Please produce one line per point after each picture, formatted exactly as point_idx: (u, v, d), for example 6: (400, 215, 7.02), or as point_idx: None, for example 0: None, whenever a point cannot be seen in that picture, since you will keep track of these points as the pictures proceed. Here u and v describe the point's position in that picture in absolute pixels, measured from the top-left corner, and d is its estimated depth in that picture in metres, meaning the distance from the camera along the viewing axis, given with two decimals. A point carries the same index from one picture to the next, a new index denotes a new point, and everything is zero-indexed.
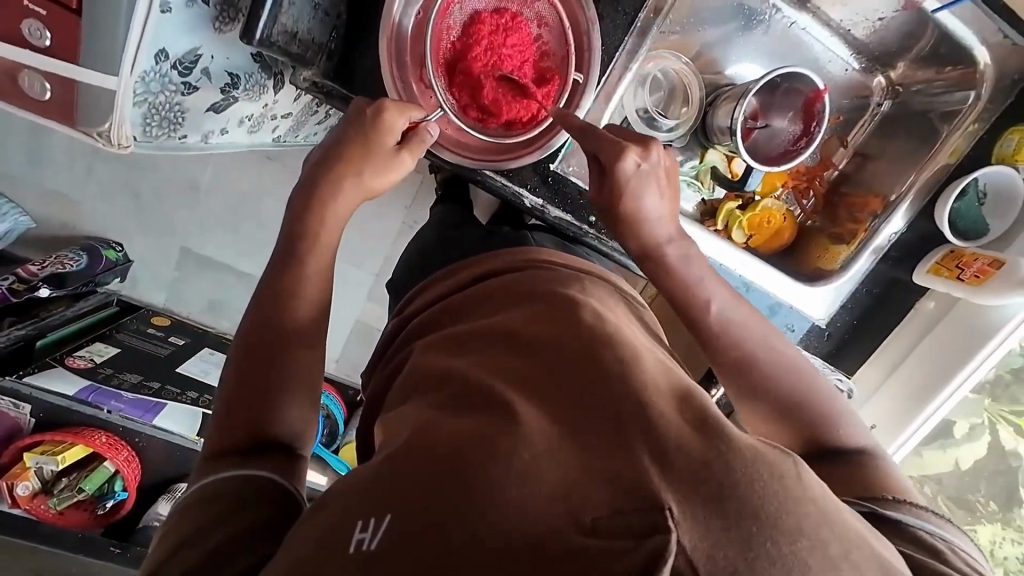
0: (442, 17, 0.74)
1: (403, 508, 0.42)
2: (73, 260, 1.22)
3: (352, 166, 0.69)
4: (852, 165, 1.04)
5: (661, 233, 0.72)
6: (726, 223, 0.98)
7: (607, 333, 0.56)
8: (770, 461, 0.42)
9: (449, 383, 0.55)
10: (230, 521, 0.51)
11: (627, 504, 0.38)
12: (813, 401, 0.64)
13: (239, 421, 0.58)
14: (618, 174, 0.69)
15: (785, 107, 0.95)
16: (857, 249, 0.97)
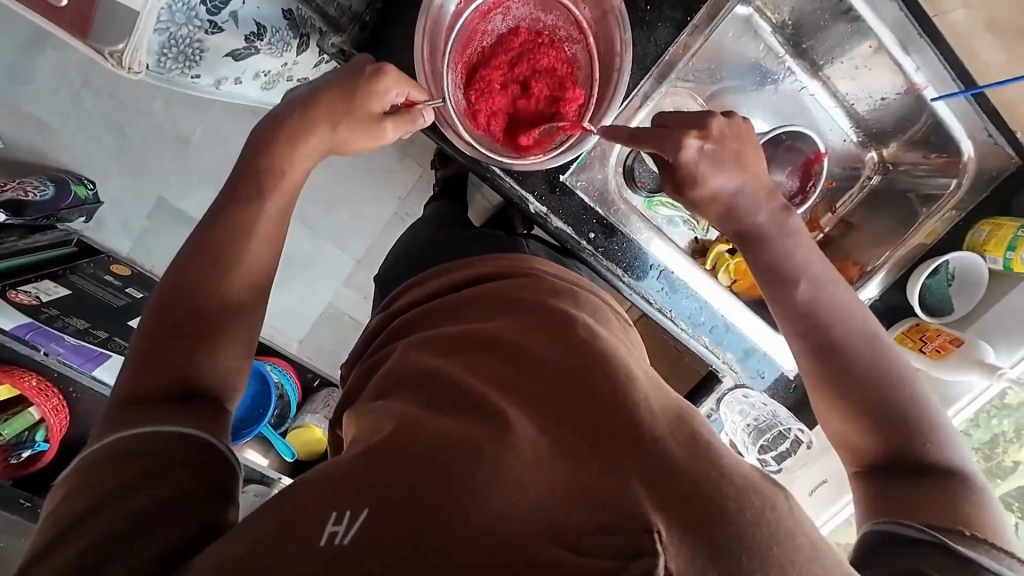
0: (482, 22, 0.76)
1: (379, 505, 0.40)
2: (37, 189, 1.13)
3: (334, 114, 0.67)
4: (837, 231, 1.08)
5: (760, 210, 0.73)
6: (714, 264, 0.99)
7: (600, 349, 0.56)
8: (760, 493, 0.43)
9: (432, 378, 0.54)
10: (156, 483, 0.47)
11: (616, 523, 0.37)
12: (909, 410, 0.61)
13: (166, 369, 0.54)
14: (683, 161, 0.71)
15: (786, 162, 1.00)
16: None
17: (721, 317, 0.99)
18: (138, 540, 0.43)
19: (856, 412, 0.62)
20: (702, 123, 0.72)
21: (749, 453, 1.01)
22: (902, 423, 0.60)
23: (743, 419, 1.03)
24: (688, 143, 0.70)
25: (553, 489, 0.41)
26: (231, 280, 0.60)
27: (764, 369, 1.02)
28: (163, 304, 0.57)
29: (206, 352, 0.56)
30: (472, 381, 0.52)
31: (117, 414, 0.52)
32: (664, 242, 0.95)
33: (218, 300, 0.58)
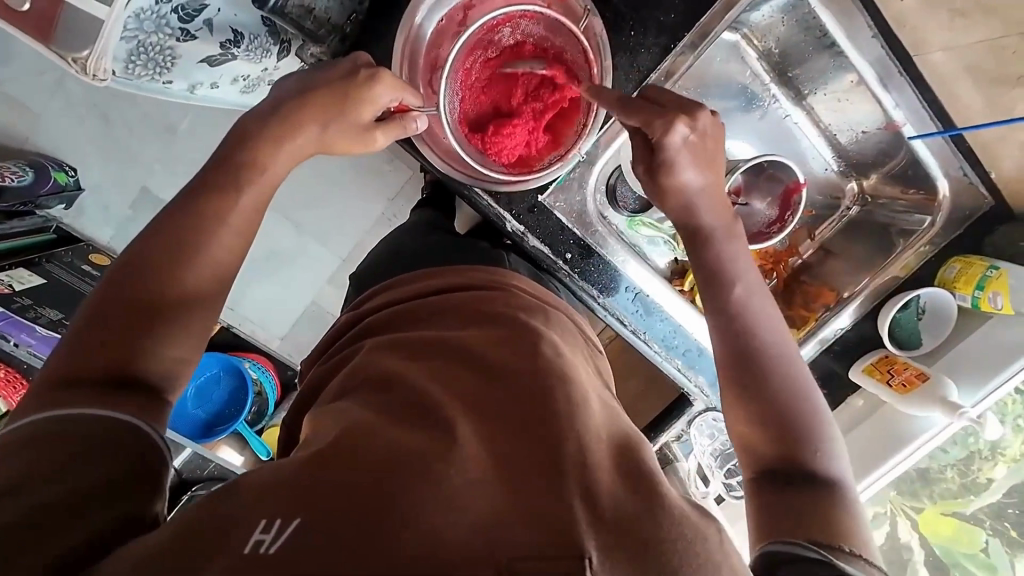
0: (490, 31, 0.73)
1: (317, 510, 0.40)
2: (16, 175, 1.10)
3: (322, 113, 0.65)
4: (816, 257, 1.11)
5: (705, 211, 0.71)
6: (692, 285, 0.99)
7: (562, 369, 0.56)
8: (692, 525, 0.45)
9: (389, 386, 0.53)
10: (80, 472, 0.46)
11: (551, 555, 0.39)
12: (794, 412, 0.61)
13: (100, 351, 0.52)
14: (664, 147, 0.68)
15: (764, 191, 1.01)
16: (807, 336, 1.04)
17: (695, 342, 0.99)
18: (50, 536, 0.43)
19: (760, 416, 0.62)
20: (689, 110, 0.68)
21: (715, 477, 1.03)
22: (796, 426, 0.61)
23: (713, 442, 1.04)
24: (675, 130, 0.67)
25: (493, 509, 0.41)
26: (183, 273, 0.56)
27: None
28: (124, 291, 0.54)
29: (151, 338, 0.53)
30: (428, 389, 0.52)
31: (42, 393, 0.49)
32: (640, 264, 0.95)
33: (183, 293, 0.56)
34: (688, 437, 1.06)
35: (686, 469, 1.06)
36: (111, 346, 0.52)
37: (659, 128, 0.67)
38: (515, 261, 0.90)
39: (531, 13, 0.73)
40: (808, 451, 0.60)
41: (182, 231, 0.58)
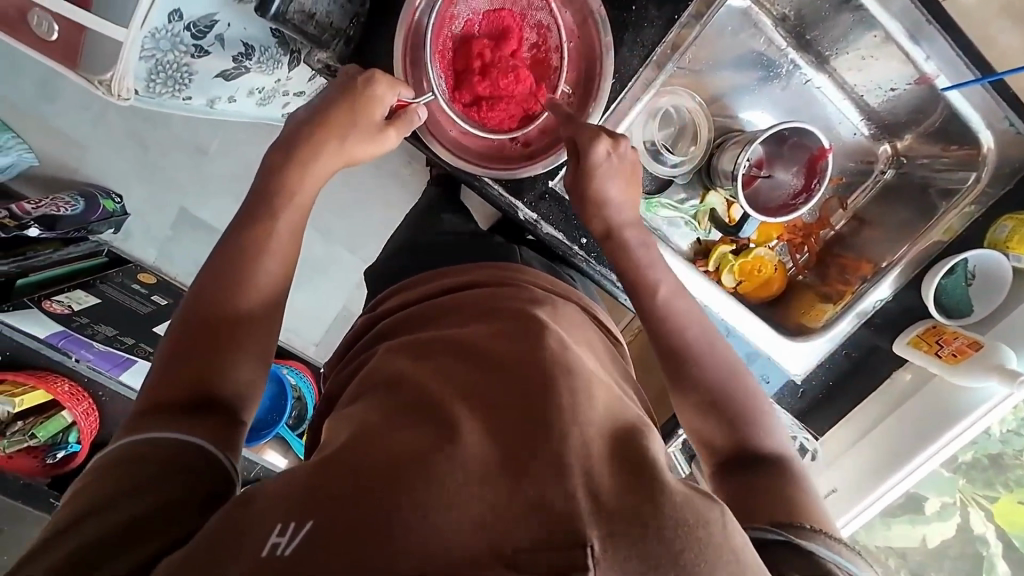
0: (448, 7, 0.73)
1: (324, 514, 0.41)
2: (69, 204, 1.20)
3: (339, 122, 0.69)
4: (850, 228, 1.05)
5: (621, 216, 0.74)
6: (717, 266, 1.03)
7: (565, 358, 0.55)
8: (696, 510, 0.43)
9: (400, 385, 0.55)
10: (156, 490, 0.49)
11: (547, 540, 0.39)
12: (741, 406, 0.64)
13: (181, 376, 0.56)
14: (588, 161, 0.71)
15: (790, 160, 0.97)
16: (842, 310, 0.98)
17: (723, 320, 0.97)
18: (131, 545, 0.45)
19: (708, 412, 0.65)
20: (613, 134, 0.72)
21: None
22: (741, 417, 0.64)
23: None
24: (597, 146, 0.70)
25: (499, 505, 0.41)
26: (240, 299, 0.61)
27: (770, 373, 0.99)
28: (199, 325, 0.59)
29: (223, 365, 0.58)
30: (434, 386, 0.52)
31: (133, 420, 0.54)
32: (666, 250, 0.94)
33: (247, 322, 0.60)
34: None
35: None
36: (189, 372, 0.57)
37: (582, 141, 0.71)
38: (527, 257, 0.89)
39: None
40: (751, 433, 0.63)
41: (230, 252, 0.63)
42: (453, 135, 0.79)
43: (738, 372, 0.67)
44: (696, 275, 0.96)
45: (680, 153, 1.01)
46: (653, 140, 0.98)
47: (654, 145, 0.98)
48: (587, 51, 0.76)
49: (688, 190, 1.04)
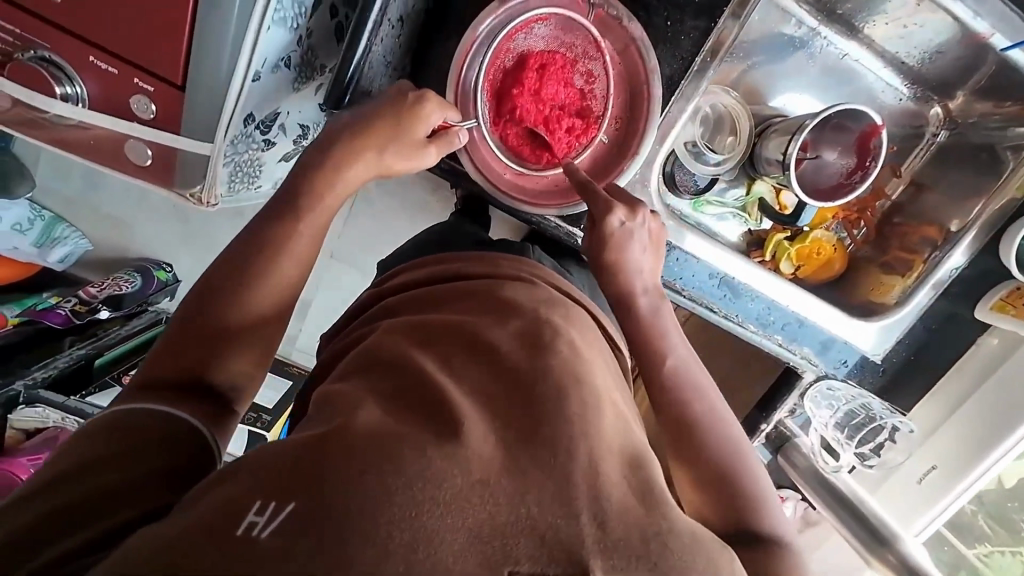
0: (506, 41, 0.72)
1: (306, 489, 0.38)
2: (127, 282, 1.23)
3: (382, 138, 0.65)
4: (907, 195, 1.02)
5: (637, 284, 0.68)
6: (774, 254, 1.03)
7: (580, 367, 0.50)
8: (705, 550, 0.42)
9: (408, 369, 0.48)
10: (126, 468, 0.46)
11: (549, 564, 0.37)
12: (734, 479, 0.60)
13: (180, 357, 0.56)
14: (605, 227, 0.66)
15: (836, 141, 0.96)
16: (915, 284, 0.97)
17: (791, 313, 0.95)
18: (84, 524, 0.42)
19: (704, 483, 0.61)
20: (631, 205, 0.68)
21: (845, 450, 0.99)
22: (736, 493, 0.60)
23: (847, 405, 0.99)
24: (609, 221, 0.66)
25: (496, 516, 0.38)
26: (248, 299, 0.58)
27: (847, 356, 0.97)
28: (191, 320, 0.57)
29: (218, 355, 0.57)
30: (440, 379, 0.47)
31: (126, 394, 0.53)
32: (714, 247, 0.91)
33: (242, 327, 0.58)
34: (803, 410, 1.01)
35: (808, 444, 1.00)
36: (189, 357, 0.56)
37: (597, 214, 0.67)
38: (541, 255, 0.81)
39: (541, 14, 0.73)
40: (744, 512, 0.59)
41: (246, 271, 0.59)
42: (506, 177, 0.77)
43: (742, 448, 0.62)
44: (750, 266, 0.93)
45: (719, 149, 1.00)
46: (694, 140, 0.97)
47: (694, 145, 0.97)
48: (630, 80, 0.76)
49: (732, 183, 1.03)
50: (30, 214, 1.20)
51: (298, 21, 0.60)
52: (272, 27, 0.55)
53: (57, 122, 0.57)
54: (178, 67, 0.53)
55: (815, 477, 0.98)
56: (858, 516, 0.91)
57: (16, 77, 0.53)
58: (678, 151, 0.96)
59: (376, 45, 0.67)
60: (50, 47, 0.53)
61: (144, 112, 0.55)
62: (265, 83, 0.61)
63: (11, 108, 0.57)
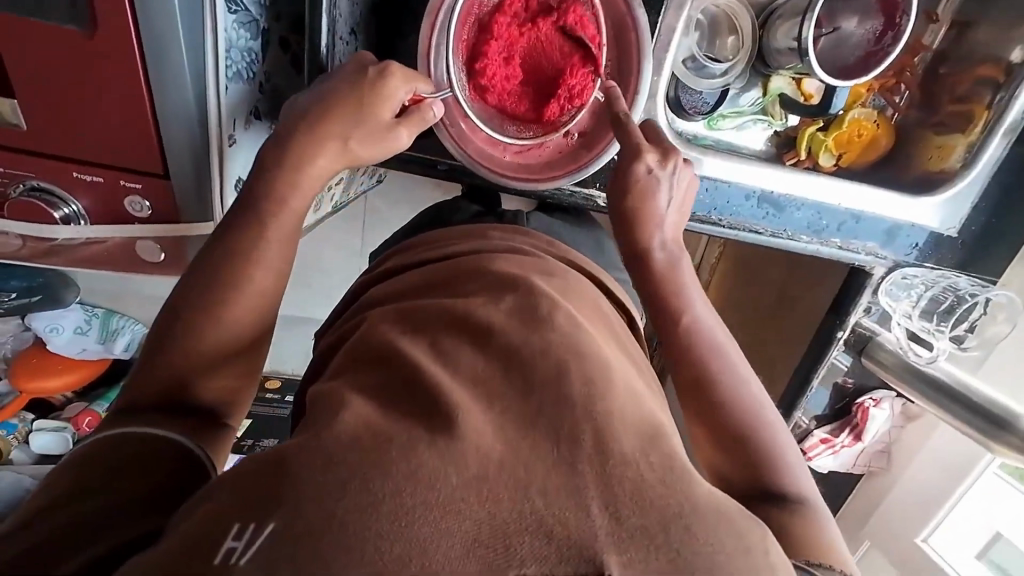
0: None
1: (292, 493, 0.31)
2: None
3: (347, 121, 0.57)
4: (950, 39, 0.91)
5: (654, 237, 0.61)
6: (810, 150, 0.93)
7: (586, 344, 0.41)
8: (734, 525, 0.34)
9: (392, 365, 0.40)
10: (107, 496, 0.41)
11: (560, 564, 0.30)
12: (755, 438, 0.53)
13: (160, 371, 0.49)
14: (628, 175, 0.60)
15: (852, 8, 0.85)
16: (983, 136, 0.86)
17: (845, 210, 0.87)
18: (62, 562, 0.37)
19: (722, 442, 0.53)
20: (663, 149, 0.62)
21: (941, 338, 0.92)
22: (754, 452, 0.52)
23: (929, 291, 0.92)
24: (636, 167, 0.60)
25: (495, 516, 0.31)
26: (229, 309, 0.51)
27: (916, 239, 0.89)
28: (162, 340, 0.50)
29: (202, 370, 0.50)
30: (434, 373, 0.38)
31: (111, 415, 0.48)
32: (742, 164, 0.85)
33: (226, 346, 0.51)
34: (879, 306, 0.94)
35: (894, 339, 0.93)
36: (167, 370, 0.49)
37: (623, 159, 0.61)
38: (538, 223, 0.75)
39: None
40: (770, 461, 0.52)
41: (221, 291, 0.51)
42: (507, 159, 0.72)
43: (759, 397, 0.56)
44: (779, 172, 0.85)
45: (723, 55, 0.91)
46: (692, 55, 0.89)
47: (695, 60, 0.89)
48: (610, 16, 0.69)
49: (745, 87, 0.93)
50: (85, 316, 1.25)
51: (252, 70, 0.57)
52: (229, 85, 0.53)
53: (69, 245, 0.58)
54: (154, 156, 0.52)
55: (904, 370, 0.91)
56: (955, 396, 0.86)
57: (18, 216, 0.54)
58: (679, 72, 0.88)
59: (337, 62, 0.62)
60: (37, 176, 0.53)
61: (141, 211, 0.55)
62: (242, 142, 0.59)
63: (24, 246, 0.58)
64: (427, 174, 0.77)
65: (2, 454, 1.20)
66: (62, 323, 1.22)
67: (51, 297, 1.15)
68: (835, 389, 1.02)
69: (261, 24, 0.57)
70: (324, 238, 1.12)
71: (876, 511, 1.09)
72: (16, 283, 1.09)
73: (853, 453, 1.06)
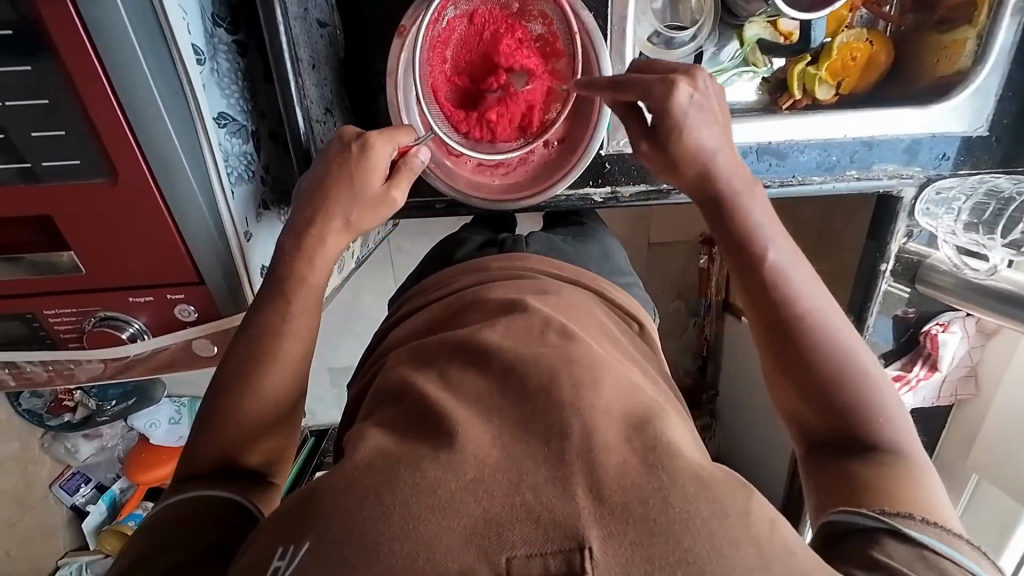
0: (438, 25, 0.70)
1: (320, 521, 0.35)
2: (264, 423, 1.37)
3: (344, 204, 0.60)
4: None
5: (723, 171, 0.61)
6: (805, 87, 0.88)
7: (576, 348, 0.43)
8: (715, 498, 0.35)
9: (408, 397, 0.42)
10: (181, 547, 0.47)
11: (547, 544, 0.32)
12: (850, 383, 0.53)
13: (214, 440, 0.55)
14: (673, 108, 0.59)
15: None
16: (991, 21, 0.78)
17: (857, 139, 0.83)
18: None
19: (805, 390, 0.54)
20: (687, 74, 0.61)
21: (995, 248, 0.85)
22: (846, 399, 0.53)
23: (969, 200, 0.89)
24: (676, 92, 0.58)
25: (488, 509, 0.33)
26: (269, 379, 0.57)
27: (942, 148, 0.83)
28: (212, 412, 0.56)
29: (252, 438, 0.56)
30: (440, 395, 0.40)
31: (179, 473, 0.55)
32: (735, 121, 0.83)
33: (266, 419, 0.56)
34: (923, 228, 0.88)
35: (946, 259, 0.87)
36: (221, 439, 0.55)
37: (657, 92, 0.59)
38: (538, 243, 0.74)
39: None
40: (858, 416, 0.53)
41: (251, 361, 0.57)
42: (496, 184, 0.75)
43: (852, 345, 0.55)
44: (769, 119, 0.83)
45: (689, 19, 0.90)
46: (656, 30, 0.88)
47: (660, 35, 0.88)
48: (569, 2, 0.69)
49: (720, 43, 0.91)
50: (175, 407, 1.38)
51: (251, 169, 0.63)
52: (234, 190, 0.60)
53: (140, 359, 0.66)
54: (188, 269, 0.59)
55: (968, 288, 0.85)
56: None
57: (95, 344, 0.62)
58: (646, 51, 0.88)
59: (318, 142, 0.67)
60: (103, 307, 0.61)
61: (188, 315, 0.63)
62: (259, 233, 0.66)
63: (105, 367, 0.67)
64: (424, 213, 0.78)
65: None
66: (158, 417, 1.37)
67: (144, 397, 1.28)
68: (897, 321, 0.95)
69: (249, 127, 0.63)
70: (358, 291, 1.20)
71: (977, 442, 1.02)
72: (113, 391, 1.24)
73: (933, 386, 0.99)
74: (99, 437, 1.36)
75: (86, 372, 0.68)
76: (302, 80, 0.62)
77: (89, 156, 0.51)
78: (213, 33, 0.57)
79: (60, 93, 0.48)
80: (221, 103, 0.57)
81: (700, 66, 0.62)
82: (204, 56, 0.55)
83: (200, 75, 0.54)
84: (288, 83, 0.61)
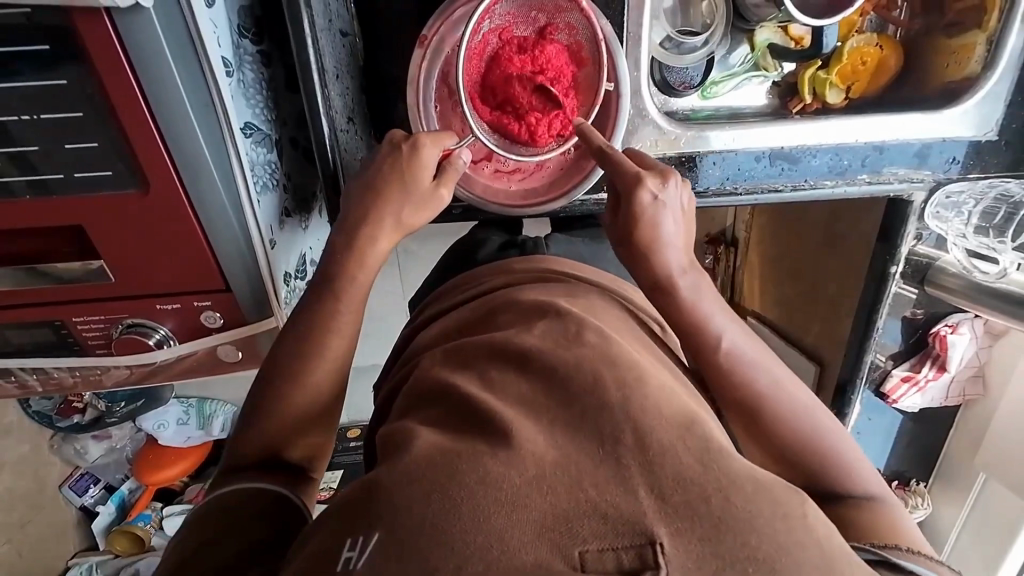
0: (474, 33, 0.68)
1: (390, 515, 0.35)
2: None
3: (389, 203, 0.62)
4: None
5: (673, 264, 0.60)
6: (816, 92, 0.89)
7: (618, 352, 0.44)
8: (773, 499, 0.36)
9: (452, 397, 0.43)
10: (235, 539, 0.48)
11: (618, 539, 0.33)
12: (813, 448, 0.54)
13: (255, 435, 0.56)
14: (633, 207, 0.61)
15: None
16: (1003, 26, 0.79)
17: (869, 143, 0.84)
18: None
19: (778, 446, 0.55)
20: (658, 173, 0.63)
21: (1004, 251, 0.85)
22: (812, 450, 0.54)
23: (979, 204, 0.89)
24: (641, 195, 0.61)
25: (557, 505, 0.34)
26: (308, 380, 0.57)
27: (953, 152, 0.83)
28: (258, 411, 0.57)
29: (293, 438, 0.57)
30: (487, 398, 0.41)
31: (222, 469, 0.55)
32: (746, 127, 0.84)
33: (305, 420, 0.57)
34: (932, 231, 0.89)
35: (955, 261, 0.89)
36: (264, 435, 0.56)
37: (624, 188, 0.61)
38: (560, 246, 0.76)
39: None
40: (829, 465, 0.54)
41: (288, 363, 0.58)
42: (514, 190, 0.76)
43: (806, 402, 0.56)
44: (782, 124, 0.84)
45: (700, 24, 0.91)
46: (668, 36, 0.89)
47: (671, 40, 0.89)
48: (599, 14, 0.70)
49: (730, 47, 0.92)
50: (183, 408, 1.39)
51: (275, 177, 0.64)
52: (260, 198, 0.60)
53: (165, 365, 0.67)
54: (217, 276, 0.60)
55: (977, 291, 0.86)
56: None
57: (123, 351, 0.64)
58: (658, 55, 0.89)
59: (342, 149, 0.68)
60: (130, 314, 0.62)
61: (214, 322, 0.64)
62: (282, 240, 0.67)
63: (132, 373, 0.68)
64: (443, 219, 0.80)
65: (146, 542, 1.36)
66: (166, 418, 1.38)
67: (153, 398, 1.29)
68: (905, 323, 0.97)
69: (273, 136, 0.64)
70: (371, 293, 1.22)
71: (985, 440, 1.03)
72: (121, 393, 1.24)
73: (942, 386, 1.01)
74: (107, 438, 1.37)
75: (113, 377, 0.69)
76: (328, 91, 0.63)
77: (122, 167, 0.52)
78: (239, 45, 0.58)
79: (95, 105, 0.49)
80: (247, 113, 0.58)
81: (672, 168, 0.63)
82: (232, 68, 0.56)
83: (229, 85, 0.55)
84: (313, 92, 0.62)
